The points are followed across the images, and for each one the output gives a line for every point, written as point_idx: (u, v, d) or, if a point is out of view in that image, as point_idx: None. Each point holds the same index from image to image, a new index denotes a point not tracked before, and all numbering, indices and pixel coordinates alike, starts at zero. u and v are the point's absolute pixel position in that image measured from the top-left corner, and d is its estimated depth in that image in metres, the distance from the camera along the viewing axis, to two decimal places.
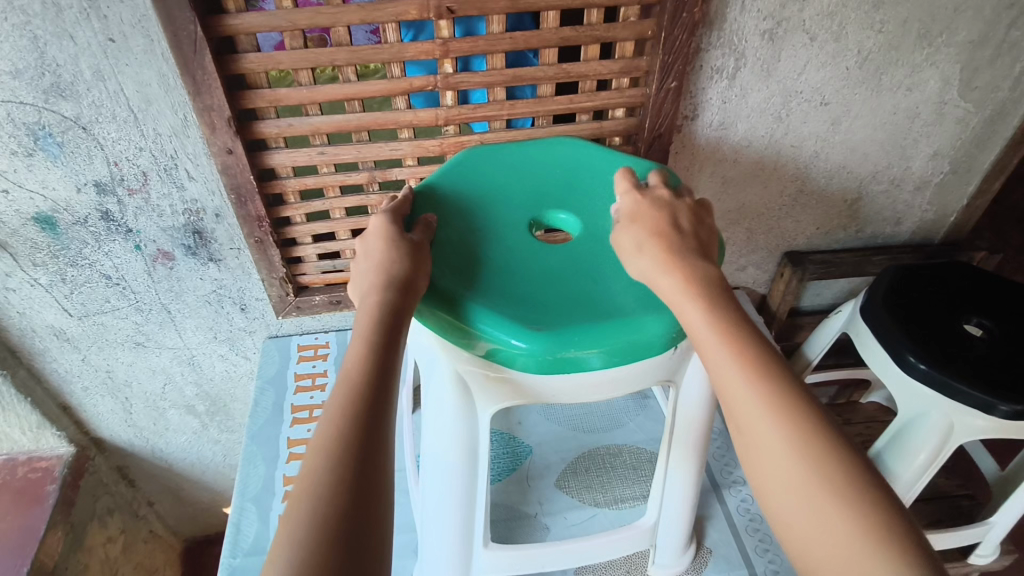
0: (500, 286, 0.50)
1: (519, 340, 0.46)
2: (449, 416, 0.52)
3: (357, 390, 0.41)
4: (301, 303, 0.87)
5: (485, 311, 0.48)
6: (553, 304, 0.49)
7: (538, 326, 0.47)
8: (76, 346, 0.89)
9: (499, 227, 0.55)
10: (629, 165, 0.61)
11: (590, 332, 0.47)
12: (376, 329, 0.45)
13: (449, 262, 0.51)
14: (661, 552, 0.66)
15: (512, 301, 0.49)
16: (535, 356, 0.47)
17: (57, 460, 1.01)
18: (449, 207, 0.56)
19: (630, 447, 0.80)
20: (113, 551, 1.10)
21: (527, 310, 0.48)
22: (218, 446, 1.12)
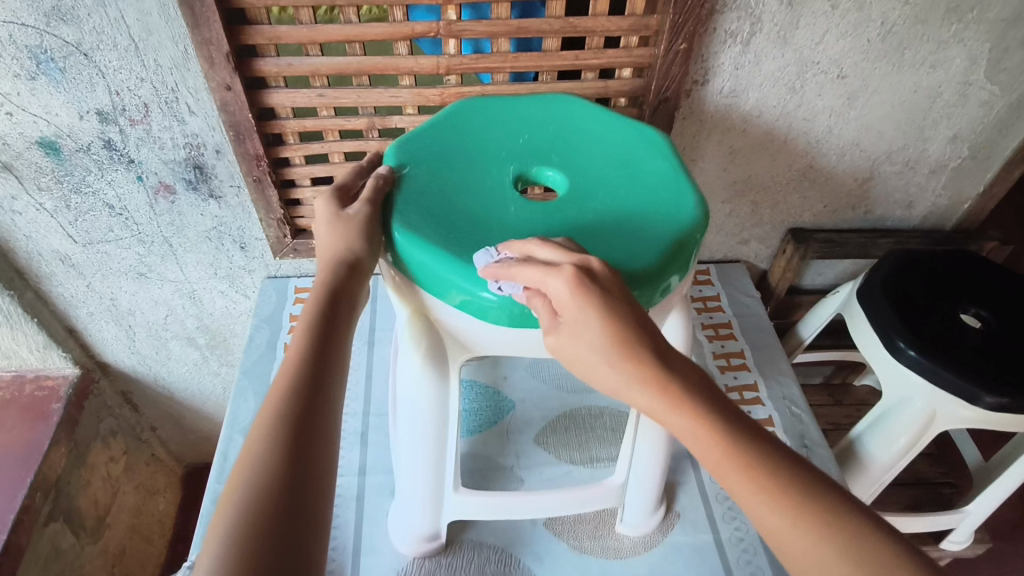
0: (469, 235, 0.47)
1: (489, 292, 0.45)
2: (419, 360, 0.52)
3: (301, 365, 0.43)
4: (298, 246, 0.86)
5: (447, 261, 0.46)
6: (523, 258, 0.46)
7: (501, 277, 0.45)
8: (81, 272, 0.92)
9: (477, 178, 0.51)
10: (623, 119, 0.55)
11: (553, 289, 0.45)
12: (320, 310, 0.46)
13: (422, 210, 0.48)
14: (630, 512, 0.68)
15: (483, 253, 0.46)
16: (507, 308, 0.46)
17: (63, 380, 1.05)
18: (417, 157, 0.52)
19: (612, 409, 0.81)
20: (116, 470, 1.15)
21: (497, 261, 0.46)
22: (218, 378, 1.16)
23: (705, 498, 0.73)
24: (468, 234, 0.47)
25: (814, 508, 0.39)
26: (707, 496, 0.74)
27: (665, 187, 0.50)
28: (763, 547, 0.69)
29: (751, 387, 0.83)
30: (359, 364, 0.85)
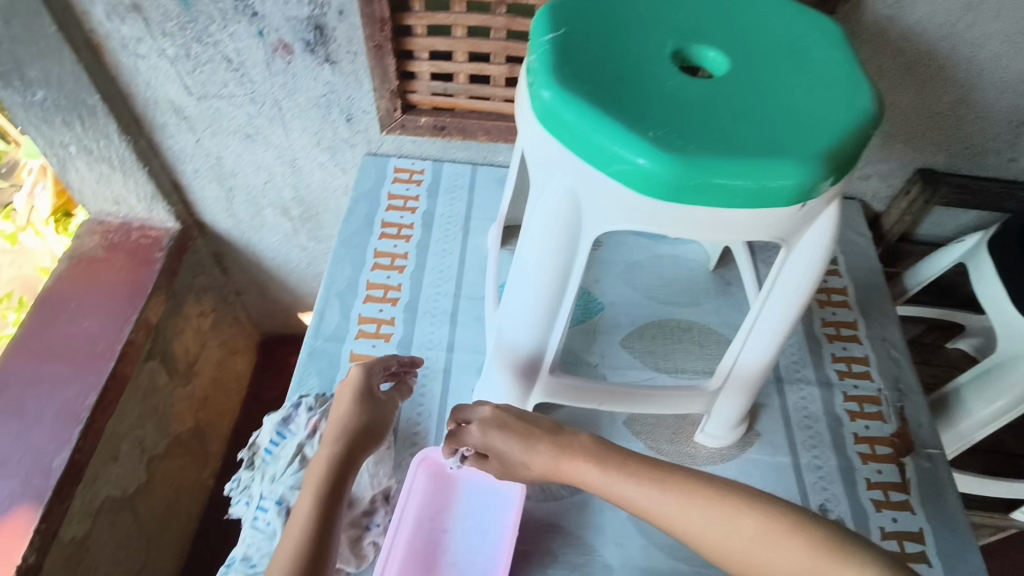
0: (626, 97, 0.42)
1: (643, 156, 0.40)
2: (549, 230, 0.47)
3: (320, 492, 0.51)
4: (406, 122, 0.87)
5: (604, 121, 0.41)
6: (684, 125, 0.41)
7: (669, 141, 0.40)
8: (192, 126, 0.94)
9: (635, 45, 0.46)
10: (793, 16, 0.50)
11: (725, 163, 0.40)
12: (332, 456, 0.54)
13: (577, 66, 0.44)
14: (713, 422, 0.68)
15: (642, 115, 0.41)
16: (658, 178, 0.40)
17: (165, 232, 1.10)
18: (569, 15, 0.47)
19: (702, 326, 0.79)
20: (205, 325, 1.23)
21: (657, 125, 0.41)
22: (305, 252, 1.20)
23: (787, 423, 0.73)
24: (629, 94, 0.42)
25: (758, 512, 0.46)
26: (790, 422, 0.73)
27: (841, 77, 0.46)
28: (842, 477, 0.69)
29: (850, 325, 0.81)
30: (454, 249, 0.85)
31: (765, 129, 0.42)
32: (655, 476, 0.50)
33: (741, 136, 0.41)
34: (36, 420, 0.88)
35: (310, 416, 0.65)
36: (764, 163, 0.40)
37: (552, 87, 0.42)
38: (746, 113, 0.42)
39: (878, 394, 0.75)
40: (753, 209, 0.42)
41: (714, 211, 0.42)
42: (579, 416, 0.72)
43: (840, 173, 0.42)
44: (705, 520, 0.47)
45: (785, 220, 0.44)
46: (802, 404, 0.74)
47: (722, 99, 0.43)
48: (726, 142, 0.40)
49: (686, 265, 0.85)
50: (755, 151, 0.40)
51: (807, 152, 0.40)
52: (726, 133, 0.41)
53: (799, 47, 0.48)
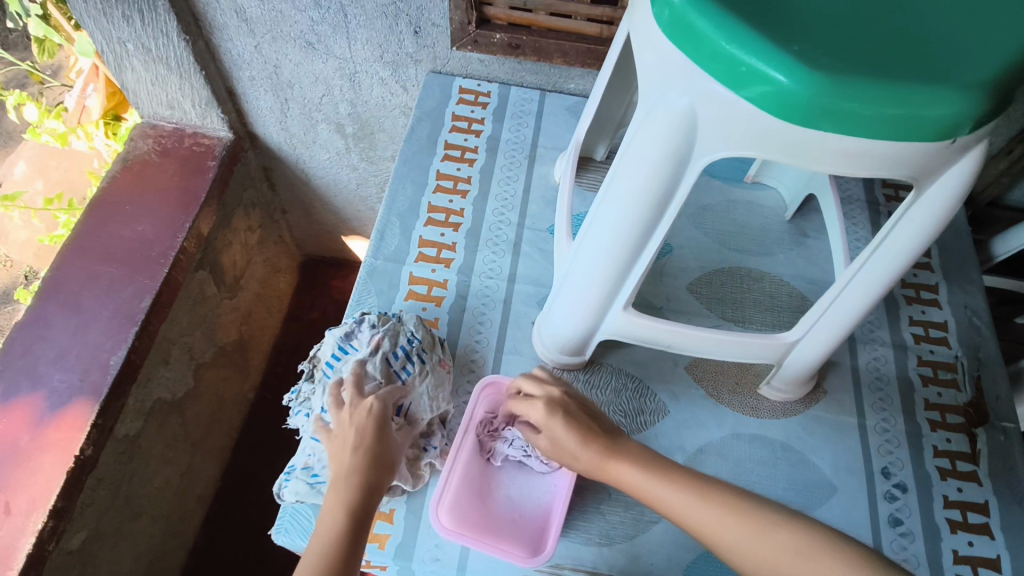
0: (763, 6, 0.38)
1: (781, 71, 0.36)
2: (657, 155, 0.42)
3: (336, 540, 0.48)
4: (479, 37, 0.82)
5: (742, 31, 0.37)
6: (828, 40, 0.37)
7: (813, 57, 0.36)
8: (252, 30, 0.91)
9: None
10: None
11: (877, 84, 0.35)
12: (349, 495, 0.51)
13: None
14: (781, 375, 0.66)
15: (781, 26, 0.37)
16: (794, 97, 0.36)
17: (217, 142, 1.08)
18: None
19: (774, 277, 0.76)
20: (251, 240, 1.22)
21: (798, 39, 0.37)
22: (355, 174, 1.17)
23: (857, 383, 0.70)
24: (768, 4, 0.38)
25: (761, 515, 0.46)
26: (859, 383, 0.70)
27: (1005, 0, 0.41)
28: (910, 442, 0.67)
29: (930, 289, 0.77)
30: (519, 178, 0.82)
31: (920, 51, 0.37)
32: (694, 482, 0.49)
33: (891, 57, 0.37)
34: (93, 318, 0.89)
35: (373, 335, 0.63)
36: (918, 87, 0.36)
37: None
38: (897, 33, 0.38)
39: (955, 361, 0.72)
40: (895, 142, 0.38)
41: (850, 141, 0.38)
42: (641, 358, 0.70)
43: (1001, 105, 0.38)
44: (720, 520, 0.47)
45: (924, 158, 0.40)
46: (874, 365, 0.71)
47: (872, 17, 0.39)
48: (876, 62, 0.36)
49: (761, 212, 0.81)
50: (908, 74, 0.36)
51: (970, 79, 0.36)
52: (877, 53, 0.37)
53: None
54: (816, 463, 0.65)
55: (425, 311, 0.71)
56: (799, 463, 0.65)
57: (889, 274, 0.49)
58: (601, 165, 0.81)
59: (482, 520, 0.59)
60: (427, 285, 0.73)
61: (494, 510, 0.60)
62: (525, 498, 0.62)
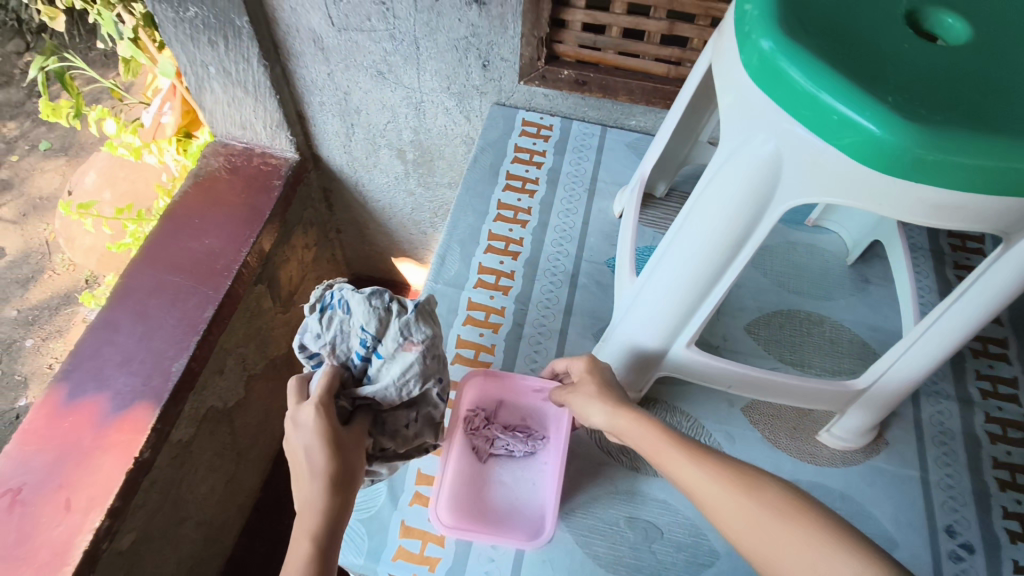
0: (855, 59, 0.38)
1: (875, 122, 0.36)
2: (738, 194, 0.43)
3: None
4: (547, 73, 0.84)
5: (836, 82, 0.37)
6: (922, 95, 0.37)
7: (908, 109, 0.36)
8: (327, 58, 0.95)
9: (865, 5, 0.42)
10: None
11: (972, 140, 0.36)
12: (308, 526, 0.45)
13: (803, 22, 0.40)
14: (843, 424, 0.64)
15: (874, 79, 0.37)
16: (885, 148, 0.36)
17: (284, 162, 1.12)
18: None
19: (835, 321, 0.75)
20: (307, 258, 1.26)
21: (892, 92, 0.37)
22: (411, 198, 1.20)
23: (920, 436, 0.68)
24: (861, 57, 0.39)
25: (769, 491, 0.44)
26: (922, 436, 0.68)
27: None
28: (976, 501, 0.64)
29: (998, 343, 0.75)
30: (578, 210, 0.83)
31: (1013, 109, 0.38)
32: (736, 473, 0.46)
33: (985, 114, 0.37)
34: (159, 325, 0.93)
35: (320, 345, 0.51)
36: (1012, 145, 0.36)
37: (775, 38, 0.39)
38: (992, 92, 0.38)
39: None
40: (984, 197, 0.38)
41: (939, 194, 0.38)
42: (694, 397, 0.70)
43: None
44: (726, 494, 0.45)
45: (1013, 213, 0.40)
46: (938, 418, 0.69)
47: (964, 73, 0.39)
48: (972, 119, 0.37)
49: (822, 255, 0.80)
50: (1002, 132, 0.36)
51: None
52: (972, 110, 0.37)
53: None
54: (877, 516, 0.63)
55: (482, 336, 0.72)
56: (859, 515, 0.63)
57: (969, 327, 0.49)
58: (661, 202, 0.81)
59: (488, 521, 0.61)
60: (485, 311, 0.74)
61: (499, 510, 0.62)
62: (524, 485, 0.64)
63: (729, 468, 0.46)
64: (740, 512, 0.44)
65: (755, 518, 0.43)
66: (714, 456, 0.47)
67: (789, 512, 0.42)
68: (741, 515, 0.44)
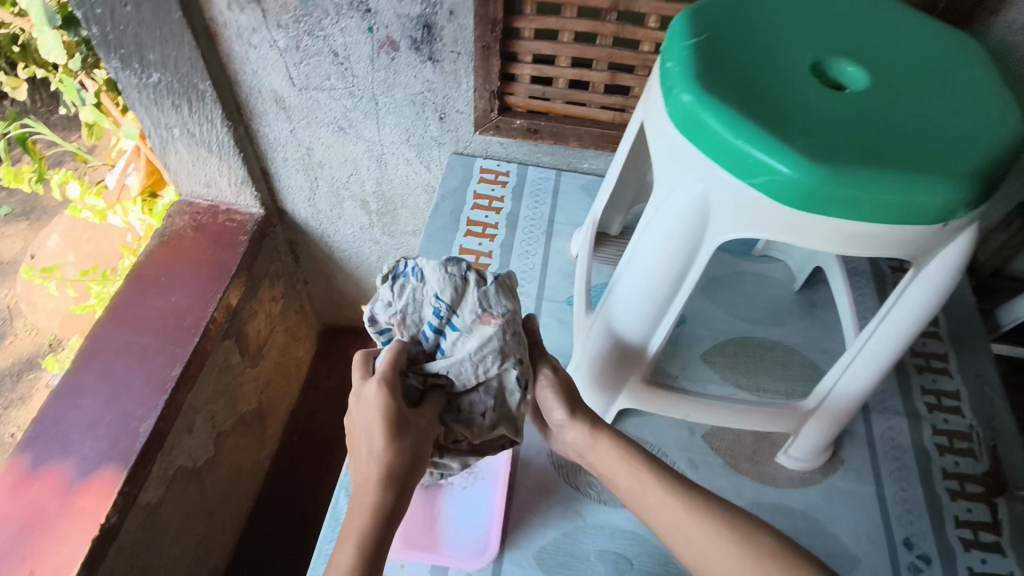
0: (767, 106, 0.42)
1: (786, 164, 0.40)
2: (675, 233, 0.47)
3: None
4: (501, 123, 0.88)
5: (750, 128, 0.41)
6: (828, 137, 0.41)
7: (814, 152, 0.40)
8: (289, 116, 0.98)
9: (776, 55, 0.46)
10: (932, 36, 0.49)
11: (874, 175, 0.40)
12: (362, 524, 0.46)
13: (720, 74, 0.44)
14: (799, 446, 0.67)
15: (784, 124, 0.41)
16: (798, 187, 0.40)
17: (249, 217, 1.14)
18: (707, 22, 0.48)
19: (786, 346, 0.78)
20: (275, 310, 1.26)
21: (800, 136, 0.41)
22: (377, 246, 1.22)
23: (873, 452, 0.71)
24: (772, 104, 0.43)
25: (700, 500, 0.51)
26: (875, 452, 0.71)
27: (987, 97, 0.45)
28: (929, 512, 0.67)
29: (940, 358, 0.79)
30: (537, 252, 0.86)
31: (911, 144, 0.42)
32: (674, 485, 0.52)
33: (886, 151, 0.41)
34: (126, 386, 0.92)
35: (391, 314, 0.53)
36: (910, 179, 0.40)
37: (694, 92, 0.43)
38: (892, 129, 0.42)
39: (969, 431, 0.73)
40: (891, 226, 0.42)
41: (852, 225, 0.42)
42: (657, 427, 0.72)
43: (986, 193, 0.42)
44: (659, 503, 0.52)
45: (921, 240, 0.43)
46: (889, 434, 0.72)
47: (866, 113, 0.43)
48: (873, 156, 0.40)
49: (770, 284, 0.84)
50: (901, 168, 0.40)
51: (959, 170, 0.40)
52: (874, 148, 0.41)
53: (942, 67, 0.47)
54: (838, 533, 0.65)
55: None
56: (821, 534, 0.65)
57: (899, 343, 0.52)
58: (616, 240, 0.84)
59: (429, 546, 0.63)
60: None
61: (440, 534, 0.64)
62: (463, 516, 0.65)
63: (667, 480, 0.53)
64: (669, 519, 0.51)
65: (682, 525, 0.50)
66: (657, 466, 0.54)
67: (712, 520, 0.49)
68: (670, 521, 0.51)
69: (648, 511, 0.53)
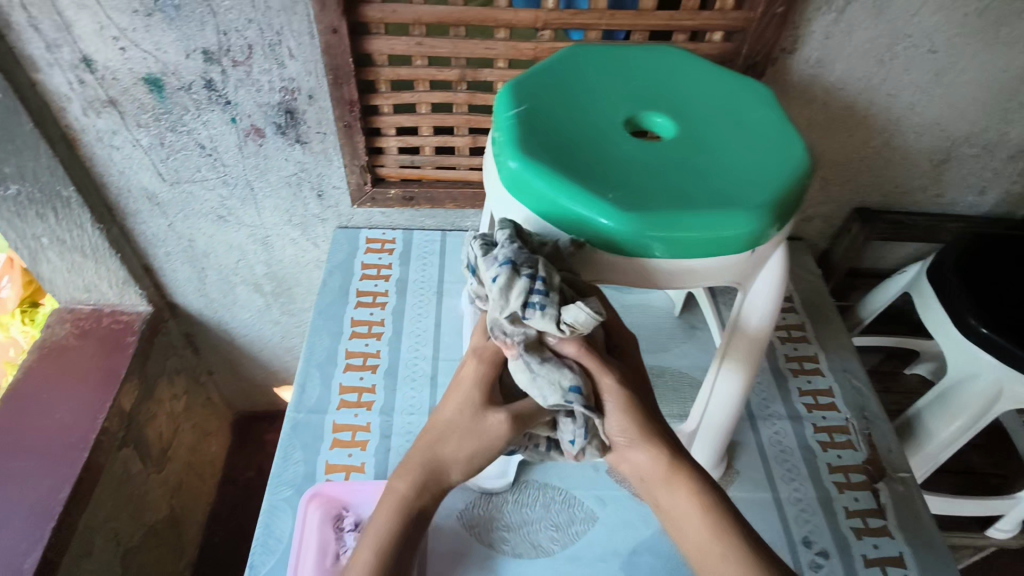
0: (585, 164, 0.46)
1: (605, 216, 0.44)
2: None
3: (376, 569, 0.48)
4: (376, 194, 0.90)
5: (570, 188, 0.44)
6: (640, 186, 0.45)
7: (628, 202, 0.44)
8: (165, 211, 0.96)
9: (592, 116, 0.50)
10: (728, 82, 0.56)
11: (682, 217, 0.44)
12: (395, 526, 0.49)
13: (541, 139, 0.47)
14: (693, 465, 0.70)
15: (601, 179, 0.45)
16: (618, 235, 0.44)
17: (137, 316, 1.09)
18: (527, 91, 0.51)
19: (673, 370, 0.83)
20: (177, 408, 1.20)
21: (616, 188, 0.45)
22: (278, 326, 1.20)
23: (765, 458, 0.75)
24: (590, 161, 0.46)
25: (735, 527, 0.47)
26: (767, 457, 0.75)
27: (776, 134, 0.51)
28: (821, 508, 0.71)
29: (812, 359, 0.85)
30: (429, 313, 0.89)
31: (714, 184, 0.46)
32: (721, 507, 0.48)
33: (693, 193, 0.45)
34: (7, 520, 0.85)
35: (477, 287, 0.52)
36: (715, 216, 0.44)
37: (518, 157, 0.46)
38: (697, 172, 0.47)
39: (846, 423, 0.78)
40: (708, 259, 0.46)
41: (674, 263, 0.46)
42: (561, 469, 0.73)
43: (785, 218, 0.47)
44: (704, 525, 0.47)
45: (739, 266, 0.48)
46: (776, 439, 0.77)
47: (673, 160, 0.48)
48: (681, 199, 0.45)
49: (653, 313, 0.89)
50: (707, 206, 0.45)
51: (756, 202, 0.45)
52: (682, 191, 0.45)
53: (737, 111, 0.53)
54: None
55: (351, 456, 0.73)
56: None
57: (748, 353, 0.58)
58: None
59: None
60: (351, 431, 0.76)
61: None
62: None
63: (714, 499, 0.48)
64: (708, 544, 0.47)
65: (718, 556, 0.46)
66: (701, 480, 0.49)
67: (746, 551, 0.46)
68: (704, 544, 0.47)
69: (665, 514, 0.50)
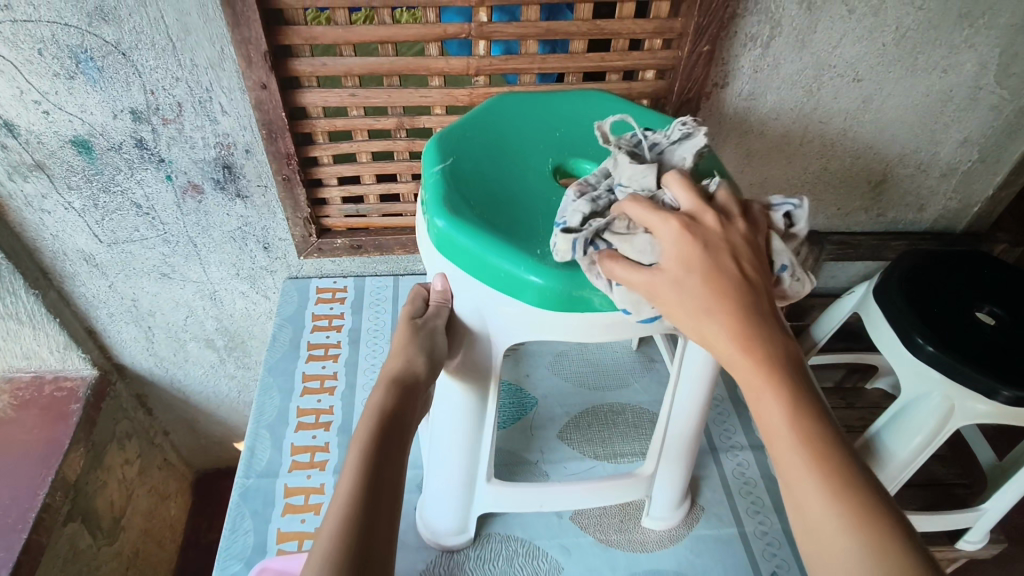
0: (515, 221, 0.47)
1: (535, 274, 0.45)
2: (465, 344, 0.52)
3: (374, 435, 0.46)
4: (323, 245, 0.88)
5: (500, 247, 0.45)
6: None
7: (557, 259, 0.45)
8: (104, 272, 0.91)
9: (520, 169, 0.52)
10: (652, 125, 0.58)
11: None
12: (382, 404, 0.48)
13: (470, 196, 0.48)
14: (655, 505, 0.69)
15: (530, 236, 0.46)
16: (549, 291, 0.45)
17: (81, 381, 1.03)
18: (454, 143, 0.52)
19: (634, 407, 0.82)
20: (130, 473, 1.14)
21: (544, 245, 0.46)
22: (234, 381, 1.15)
23: (728, 492, 0.75)
24: (518, 217, 0.48)
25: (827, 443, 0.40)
26: (730, 490, 0.75)
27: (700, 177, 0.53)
28: (788, 540, 0.70)
29: None
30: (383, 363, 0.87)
31: None
32: (810, 418, 0.41)
33: None
34: None
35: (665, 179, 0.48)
36: None
37: (444, 217, 0.46)
38: None
39: None
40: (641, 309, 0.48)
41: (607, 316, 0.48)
42: (524, 520, 0.71)
43: None
44: (784, 437, 0.41)
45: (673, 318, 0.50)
46: (740, 471, 0.77)
47: None
48: None
49: (611, 349, 0.89)
50: None
51: None
52: None
53: None
54: None
55: (304, 521, 0.70)
56: None
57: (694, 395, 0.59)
58: None
59: None
60: (304, 494, 0.73)
61: None
62: None
63: (805, 405, 0.41)
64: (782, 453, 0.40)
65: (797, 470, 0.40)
66: (793, 389, 0.41)
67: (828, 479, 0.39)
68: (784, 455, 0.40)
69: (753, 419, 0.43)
